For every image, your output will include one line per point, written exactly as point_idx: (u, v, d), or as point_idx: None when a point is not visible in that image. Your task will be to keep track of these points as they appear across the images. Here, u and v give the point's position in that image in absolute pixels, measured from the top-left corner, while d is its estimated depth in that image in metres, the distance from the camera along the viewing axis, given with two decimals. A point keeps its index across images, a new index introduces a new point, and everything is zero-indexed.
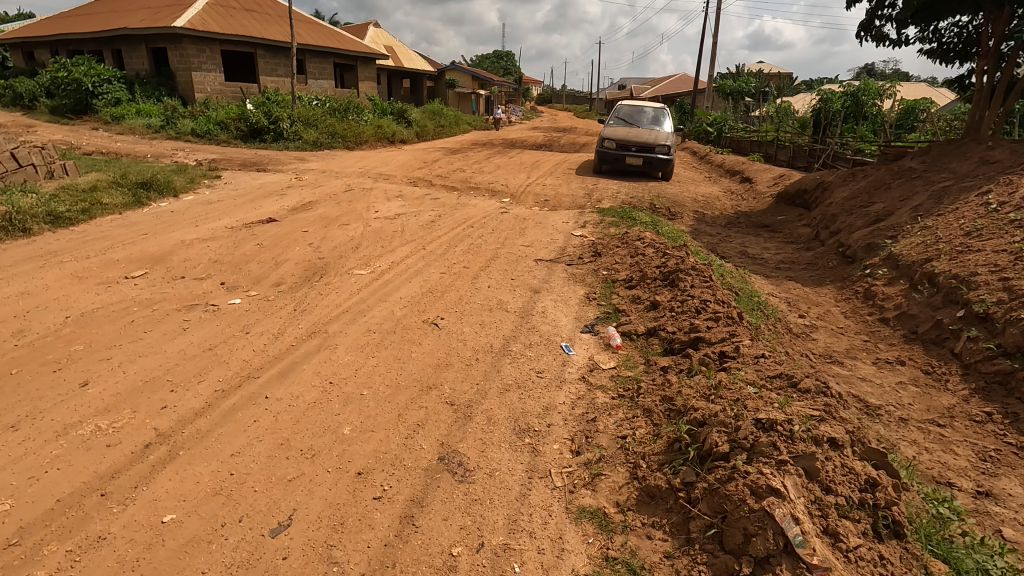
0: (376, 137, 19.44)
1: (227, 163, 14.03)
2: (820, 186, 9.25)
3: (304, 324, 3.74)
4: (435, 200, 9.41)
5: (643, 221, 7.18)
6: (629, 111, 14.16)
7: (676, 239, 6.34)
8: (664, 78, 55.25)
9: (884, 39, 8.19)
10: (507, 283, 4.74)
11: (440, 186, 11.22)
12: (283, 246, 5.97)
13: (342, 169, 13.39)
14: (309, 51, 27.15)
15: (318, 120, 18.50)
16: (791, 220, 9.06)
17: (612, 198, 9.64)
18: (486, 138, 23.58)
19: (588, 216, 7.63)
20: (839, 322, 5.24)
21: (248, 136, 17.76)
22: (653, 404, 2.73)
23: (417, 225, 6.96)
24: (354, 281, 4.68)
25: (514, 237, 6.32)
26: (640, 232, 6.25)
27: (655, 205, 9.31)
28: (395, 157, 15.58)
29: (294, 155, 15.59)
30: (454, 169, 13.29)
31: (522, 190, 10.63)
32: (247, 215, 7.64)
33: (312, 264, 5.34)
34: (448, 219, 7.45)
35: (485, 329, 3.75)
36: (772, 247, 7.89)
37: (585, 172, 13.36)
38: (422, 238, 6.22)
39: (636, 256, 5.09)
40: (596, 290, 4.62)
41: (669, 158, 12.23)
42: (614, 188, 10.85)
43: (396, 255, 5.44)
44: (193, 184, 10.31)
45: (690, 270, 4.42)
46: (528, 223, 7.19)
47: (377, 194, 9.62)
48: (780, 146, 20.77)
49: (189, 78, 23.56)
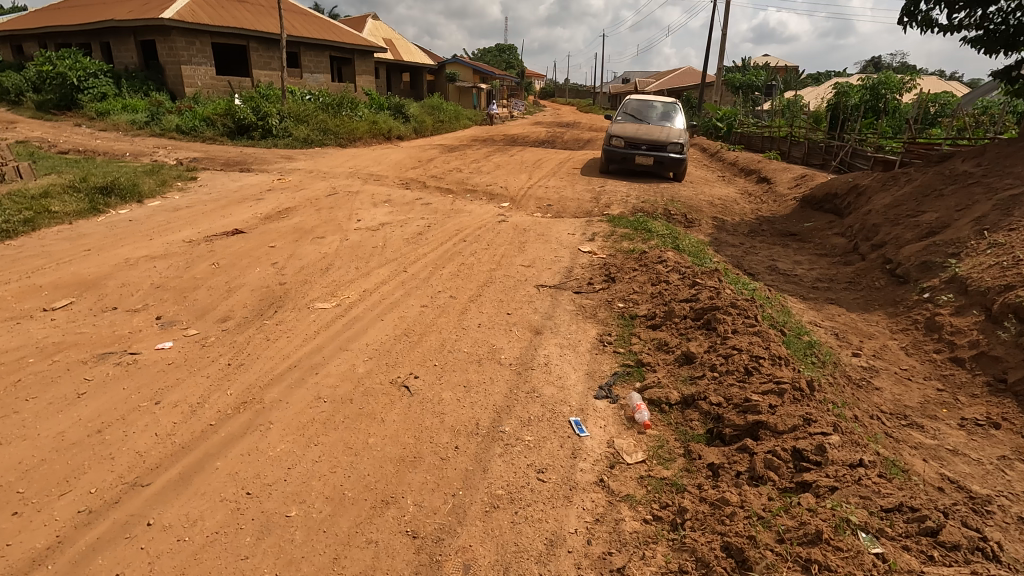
0: (371, 134, 18.57)
1: (209, 162, 13.19)
2: (853, 190, 8.36)
3: (235, 387, 2.88)
4: (427, 205, 8.55)
5: (659, 234, 6.31)
6: (637, 106, 13.25)
7: (700, 257, 5.47)
8: (670, 72, 54.15)
9: (929, 26, 7.29)
10: (502, 320, 3.87)
11: (434, 188, 10.38)
12: (242, 267, 5.12)
13: (331, 169, 12.54)
14: (304, 44, 26.24)
15: (310, 116, 17.63)
16: (822, 228, 8.16)
17: (622, 203, 8.77)
18: (486, 134, 22.69)
19: (595, 226, 6.77)
20: (901, 362, 4.38)
21: (236, 133, 16.92)
22: (708, 549, 1.88)
23: (403, 239, 6.12)
24: (313, 318, 3.82)
25: (512, 254, 5.46)
26: (657, 250, 5.39)
27: (669, 211, 8.43)
28: (389, 155, 14.73)
29: (282, 153, 14.73)
30: (450, 169, 12.41)
31: (523, 193, 9.77)
32: (213, 225, 6.82)
33: (271, 291, 4.49)
34: (437, 230, 6.60)
35: (470, 395, 2.88)
36: (803, 260, 7.01)
37: (591, 172, 12.48)
38: (405, 255, 5.37)
39: (658, 284, 4.21)
40: (612, 330, 3.75)
41: (682, 157, 11.33)
42: (624, 191, 9.97)
43: (372, 280, 4.58)
44: (166, 187, 9.49)
45: (729, 308, 3.55)
46: (528, 235, 6.34)
47: (363, 199, 8.76)
48: (794, 143, 19.83)
49: (179, 72, 22.70)
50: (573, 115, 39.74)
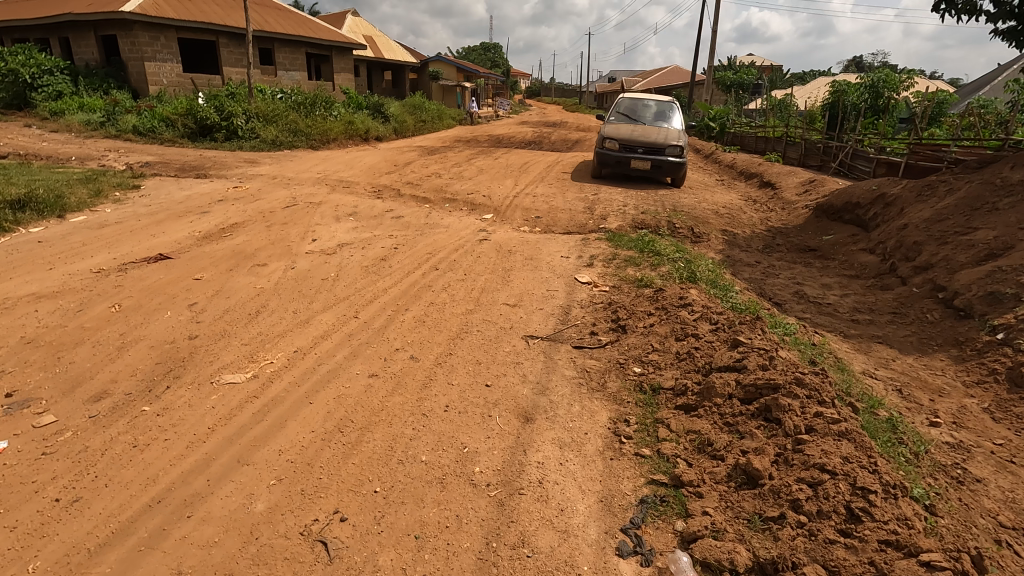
0: (346, 135, 17.41)
1: (162, 167, 11.98)
2: (879, 200, 7.46)
3: (46, 556, 1.82)
4: (397, 218, 7.49)
5: (668, 257, 5.31)
6: (630, 105, 12.29)
7: (725, 292, 4.48)
8: (657, 72, 53.39)
9: (972, 14, 6.38)
10: (478, 400, 2.83)
11: (409, 197, 9.31)
12: (149, 310, 4.01)
13: (296, 175, 11.41)
14: (278, 40, 24.93)
15: (279, 116, 16.44)
16: (846, 243, 7.23)
17: (619, 215, 7.79)
18: (469, 134, 21.54)
19: (593, 247, 5.77)
20: (993, 434, 3.40)
21: (198, 134, 15.66)
22: None
23: (363, 265, 5.05)
24: (214, 399, 2.73)
25: (493, 289, 4.42)
26: (672, 283, 4.41)
27: (673, 224, 7.45)
28: (362, 159, 13.61)
29: (246, 157, 13.52)
30: (428, 174, 11.33)
31: (508, 203, 8.74)
32: (137, 248, 5.70)
33: (174, 350, 3.39)
34: (406, 251, 5.56)
35: (423, 561, 1.85)
36: (832, 283, 6.06)
37: (582, 176, 11.49)
38: (361, 290, 4.30)
39: (685, 338, 3.22)
40: (631, 413, 2.74)
41: (681, 161, 10.40)
42: (620, 199, 8.98)
43: (311, 332, 3.50)
44: (101, 199, 8.29)
45: (793, 387, 2.56)
46: (514, 259, 5.31)
47: (325, 212, 7.66)
48: (790, 144, 19.08)
49: (142, 69, 21.31)
50: (559, 114, 38.86)
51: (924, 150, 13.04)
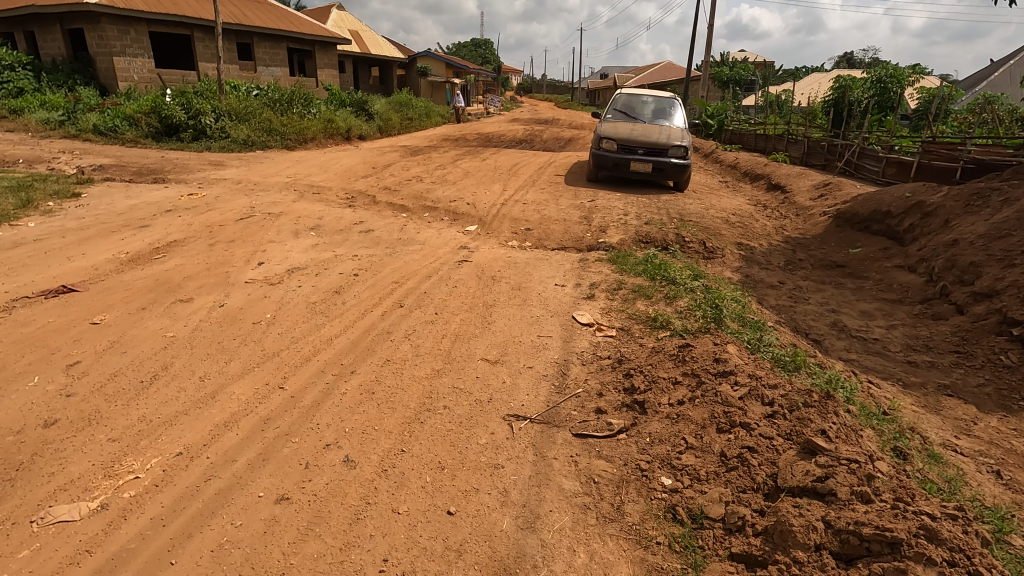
0: (324, 134, 16.38)
1: (117, 171, 10.93)
2: (915, 210, 6.61)
3: None
4: (366, 231, 6.55)
5: (683, 283, 4.40)
6: (628, 101, 11.37)
7: (760, 340, 3.58)
8: (650, 68, 52.59)
9: None
10: (433, 546, 1.89)
11: (385, 205, 8.37)
12: (10, 374, 3.03)
13: (263, 179, 10.41)
14: (257, 34, 23.78)
15: (252, 115, 15.40)
16: (879, 258, 6.37)
17: (620, 227, 6.89)
18: (457, 133, 20.57)
19: (593, 270, 4.85)
20: None
21: (163, 134, 14.56)
22: None
23: (311, 300, 4.08)
24: (22, 561, 1.77)
25: (469, 337, 3.48)
26: (697, 330, 3.49)
27: (680, 239, 6.53)
28: (339, 160, 12.62)
29: (212, 159, 12.47)
30: (409, 177, 10.39)
31: (494, 211, 7.80)
32: (40, 277, 4.70)
33: (13, 447, 2.42)
34: (369, 278, 4.62)
35: None
36: (873, 310, 5.18)
37: (577, 179, 10.56)
38: (299, 341, 3.34)
39: (732, 431, 2.29)
40: (666, 568, 1.82)
41: (685, 163, 9.52)
42: (620, 207, 8.07)
43: (210, 417, 2.54)
44: (30, 210, 7.26)
45: (921, 546, 1.65)
46: (497, 289, 4.38)
47: (283, 224, 6.68)
48: (792, 142, 18.30)
49: (111, 64, 20.11)
50: (551, 111, 37.96)
51: (940, 149, 12.37)
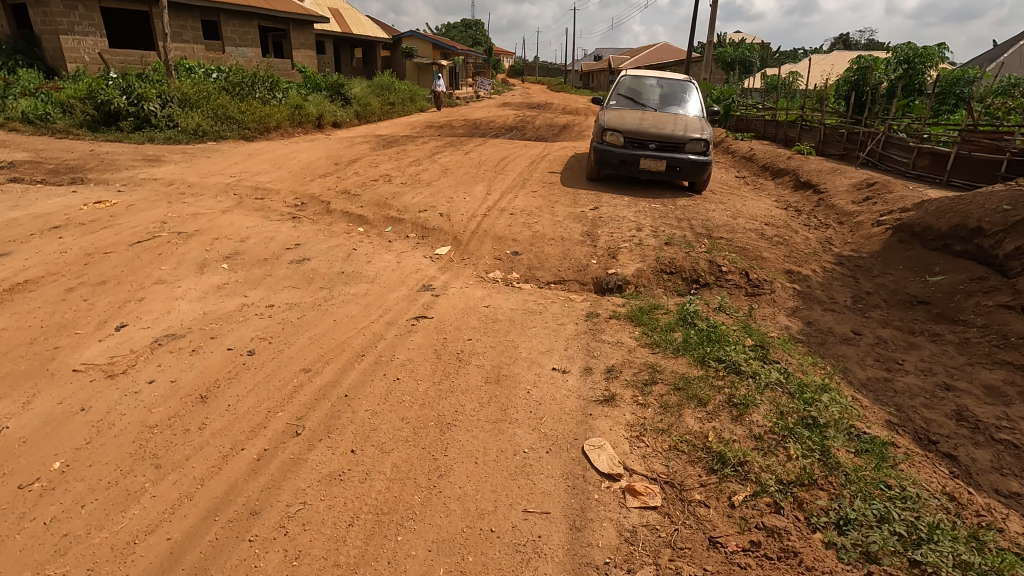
0: (291, 121, 14.62)
1: (31, 170, 9.15)
2: (1019, 230, 5.09)
3: None
4: (299, 259, 4.92)
5: (751, 371, 2.85)
6: (634, 84, 9.71)
7: (914, 516, 2.06)
8: (647, 49, 50.59)
9: None
10: None
11: (340, 216, 6.76)
12: None
13: (202, 179, 8.71)
14: (224, 10, 21.58)
15: (206, 101, 13.59)
16: (975, 293, 4.86)
17: (635, 250, 5.34)
18: (443, 119, 18.82)
19: (607, 340, 3.27)
20: None
21: (101, 123, 12.70)
22: None
23: (153, 416, 2.47)
24: None
25: (399, 524, 1.92)
26: (821, 527, 1.98)
27: (713, 269, 5.00)
28: (301, 154, 10.93)
29: (150, 153, 10.71)
30: (376, 176, 8.74)
31: (474, 223, 6.23)
32: None
33: None
34: (271, 360, 3.03)
35: None
36: (1003, 384, 3.67)
37: (575, 177, 8.95)
38: (68, 554, 1.77)
39: None
40: None
41: (705, 161, 7.94)
42: (631, 218, 6.52)
43: None
44: None
45: None
46: (463, 384, 2.81)
47: (191, 249, 5.04)
48: (806, 129, 16.75)
49: (57, 44, 17.92)
50: (544, 94, 36.03)
51: (983, 139, 10.90)
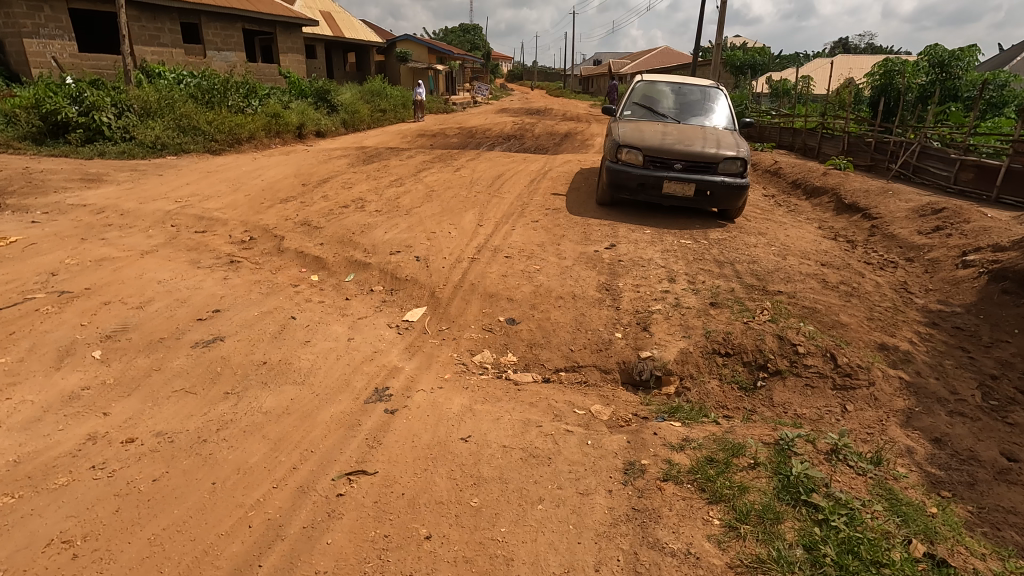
0: (266, 131, 13.26)
1: None
2: None
3: None
4: (209, 339, 3.53)
5: None
6: (652, 89, 8.30)
7: None
8: (649, 52, 49.30)
9: None
10: None
11: (291, 257, 5.38)
12: None
13: (139, 206, 7.29)
14: (205, 13, 20.15)
15: (169, 110, 12.21)
16: None
17: (672, 317, 3.94)
18: (436, 127, 17.47)
19: (670, 547, 1.87)
20: None
21: (47, 136, 11.27)
22: None
23: None
24: None
25: None
26: None
27: (786, 348, 3.60)
28: (270, 170, 9.56)
29: (93, 171, 9.28)
30: (348, 201, 7.36)
31: (456, 271, 4.83)
32: None
33: None
34: None
35: None
36: None
37: (584, 202, 7.58)
38: None
39: None
40: None
41: (742, 184, 6.54)
42: (658, 261, 5.12)
43: None
44: None
45: None
46: None
47: (64, 324, 3.63)
48: (828, 137, 15.37)
49: (20, 48, 16.30)
50: (544, 100, 34.75)
51: None
